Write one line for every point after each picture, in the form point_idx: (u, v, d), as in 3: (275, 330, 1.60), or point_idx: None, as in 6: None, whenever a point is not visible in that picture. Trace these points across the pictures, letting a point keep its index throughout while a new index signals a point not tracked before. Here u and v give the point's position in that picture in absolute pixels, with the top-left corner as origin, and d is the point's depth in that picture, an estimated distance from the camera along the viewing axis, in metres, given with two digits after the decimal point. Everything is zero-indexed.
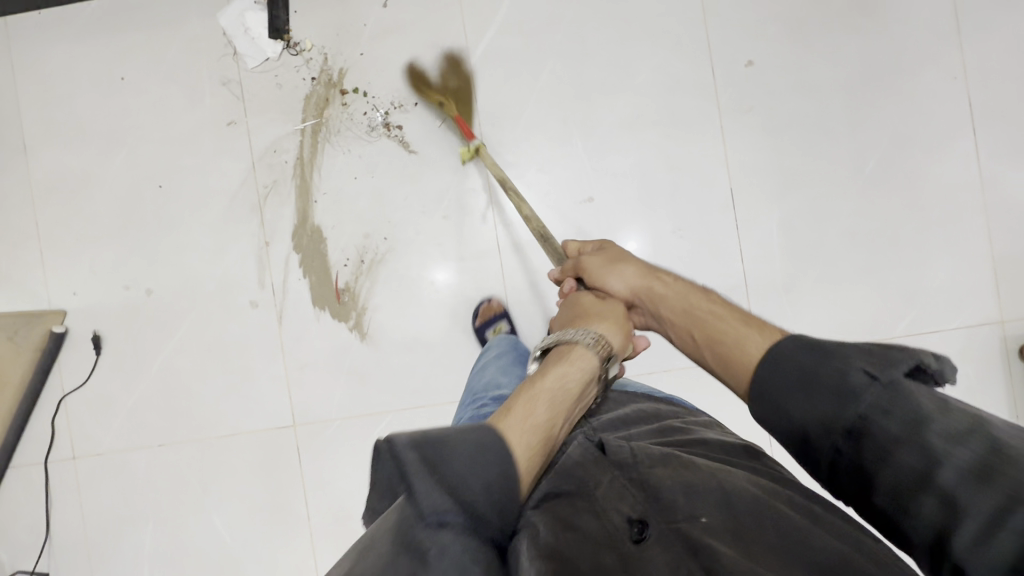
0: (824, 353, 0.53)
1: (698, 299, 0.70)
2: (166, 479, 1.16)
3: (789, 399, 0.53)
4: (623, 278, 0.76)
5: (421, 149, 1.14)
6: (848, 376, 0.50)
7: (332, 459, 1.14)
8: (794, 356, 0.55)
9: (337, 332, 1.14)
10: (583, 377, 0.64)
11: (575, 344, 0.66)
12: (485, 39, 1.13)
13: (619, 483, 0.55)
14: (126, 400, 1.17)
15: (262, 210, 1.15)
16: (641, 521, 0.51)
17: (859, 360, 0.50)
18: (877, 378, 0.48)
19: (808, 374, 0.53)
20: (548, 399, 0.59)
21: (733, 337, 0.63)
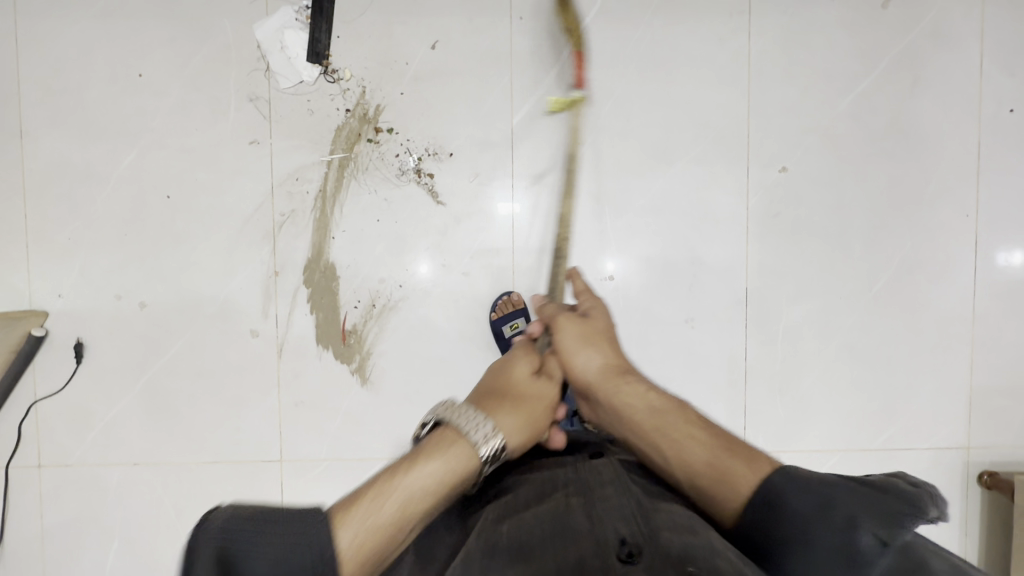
0: (830, 501, 0.49)
1: (667, 413, 0.64)
2: (136, 499, 1.12)
3: (791, 502, 0.51)
4: (592, 363, 0.74)
5: (449, 201, 1.12)
6: (853, 518, 0.47)
7: (316, 500, 1.13)
8: (799, 488, 0.51)
9: (338, 374, 1.12)
10: (450, 484, 0.55)
11: (462, 439, 0.58)
12: (530, 101, 1.12)
13: (628, 507, 0.54)
14: (103, 412, 1.12)
15: (275, 238, 1.11)
16: (634, 547, 0.47)
17: (867, 516, 0.47)
18: (886, 548, 0.45)
19: (808, 509, 0.49)
20: (400, 500, 0.52)
21: (704, 466, 0.57)
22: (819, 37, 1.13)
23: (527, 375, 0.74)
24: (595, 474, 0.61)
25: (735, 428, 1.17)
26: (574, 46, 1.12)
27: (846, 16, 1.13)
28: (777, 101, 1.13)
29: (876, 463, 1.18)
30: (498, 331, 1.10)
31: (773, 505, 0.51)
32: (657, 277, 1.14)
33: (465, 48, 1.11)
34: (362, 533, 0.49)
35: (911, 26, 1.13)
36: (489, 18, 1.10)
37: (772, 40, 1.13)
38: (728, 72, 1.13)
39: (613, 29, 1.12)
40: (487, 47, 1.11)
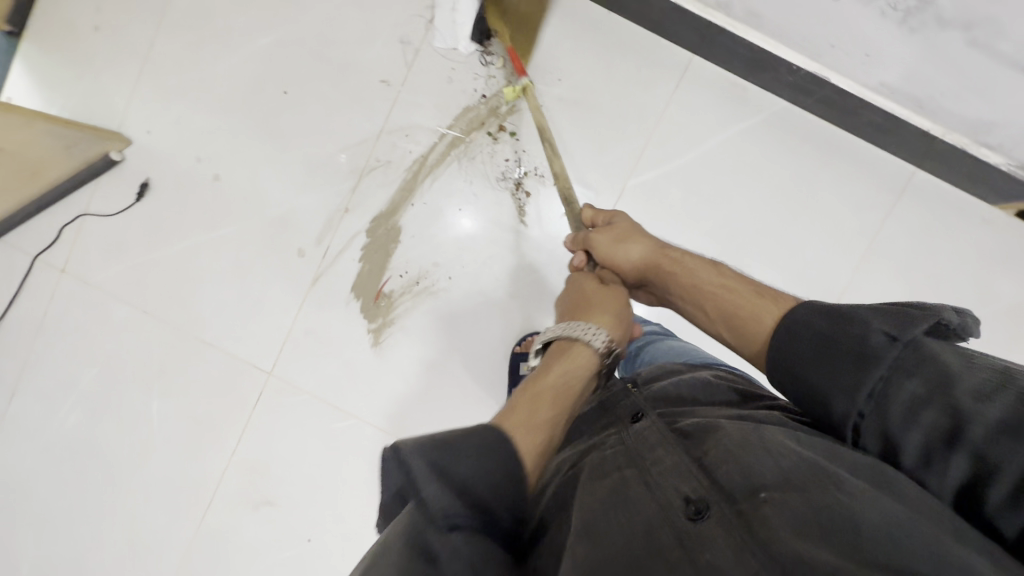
0: (839, 321, 0.57)
1: (708, 274, 0.73)
2: (130, 341, 1.17)
3: (802, 352, 0.58)
4: (635, 252, 0.79)
5: (531, 224, 1.11)
6: (866, 339, 0.54)
7: (283, 423, 1.17)
8: (810, 314, 0.60)
9: (355, 326, 1.14)
10: (581, 381, 0.67)
11: (576, 342, 0.70)
12: (652, 172, 1.09)
13: (679, 464, 0.55)
14: (136, 253, 1.15)
15: (360, 179, 1.11)
16: (700, 503, 0.50)
17: (876, 319, 0.55)
18: (893, 340, 0.52)
19: (817, 345, 0.57)
20: (548, 396, 0.63)
21: (741, 309, 0.68)
22: (950, 252, 1.08)
23: (598, 288, 0.80)
24: (643, 441, 0.61)
25: None
26: (718, 143, 1.08)
27: (987, 244, 1.08)
28: (878, 289, 1.10)
29: None
30: (514, 365, 1.10)
31: (790, 345, 0.60)
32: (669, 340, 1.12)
33: (619, 92, 1.08)
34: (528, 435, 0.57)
35: None
36: (655, 77, 1.07)
37: (905, 231, 1.09)
38: (847, 239, 1.09)
39: (763, 145, 1.08)
40: (638, 103, 1.08)
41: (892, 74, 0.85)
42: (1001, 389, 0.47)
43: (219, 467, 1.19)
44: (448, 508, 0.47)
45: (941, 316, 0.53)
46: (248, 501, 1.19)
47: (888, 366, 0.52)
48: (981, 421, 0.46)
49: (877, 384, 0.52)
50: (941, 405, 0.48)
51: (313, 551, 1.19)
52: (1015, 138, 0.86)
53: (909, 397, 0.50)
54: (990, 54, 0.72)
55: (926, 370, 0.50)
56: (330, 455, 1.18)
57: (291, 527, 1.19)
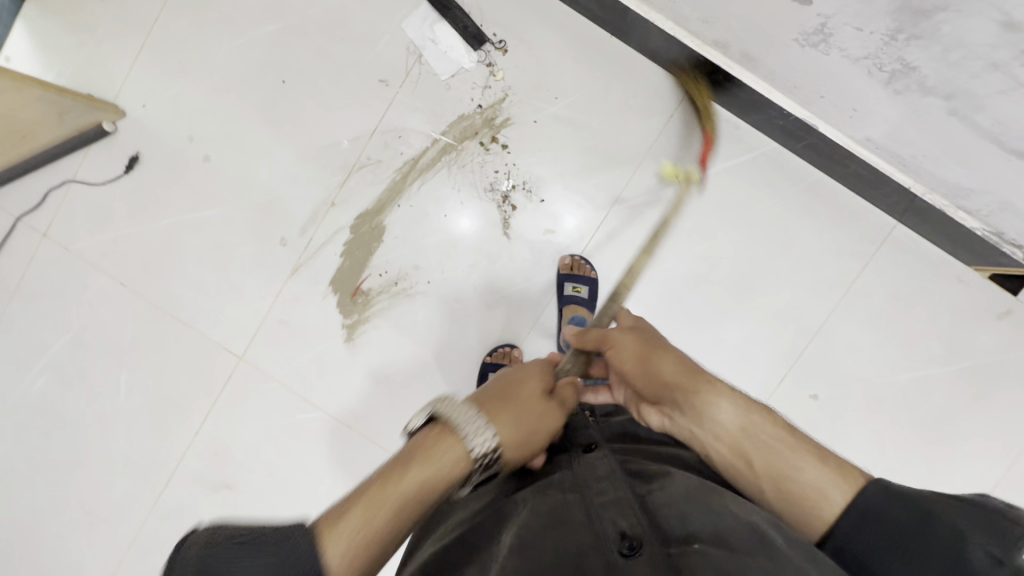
0: (914, 511, 0.52)
1: (755, 417, 0.63)
2: (105, 311, 1.17)
3: (884, 545, 0.52)
4: (665, 364, 0.68)
5: (514, 237, 1.12)
6: (964, 548, 0.48)
7: (249, 408, 1.18)
8: (884, 502, 0.54)
9: (330, 320, 1.15)
10: (449, 480, 0.54)
11: (459, 439, 0.56)
12: (639, 199, 1.10)
13: (621, 499, 0.58)
14: (119, 224, 1.15)
15: (349, 175, 1.12)
16: (635, 539, 0.52)
17: (975, 536, 0.48)
18: (999, 565, 0.45)
19: (887, 545, 0.52)
20: (391, 502, 0.51)
21: (798, 479, 0.58)
22: (922, 307, 1.10)
23: (542, 389, 0.65)
24: (592, 470, 0.65)
25: None
26: (706, 177, 1.09)
27: (959, 304, 1.09)
28: (847, 337, 1.11)
29: None
30: (483, 375, 1.11)
31: (860, 538, 0.54)
32: None
33: (614, 117, 1.09)
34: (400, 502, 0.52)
35: (1008, 350, 1.09)
36: (650, 105, 1.08)
37: (880, 282, 1.10)
38: (823, 284, 1.11)
39: (750, 184, 1.09)
40: (631, 129, 1.09)
41: (878, 131, 0.86)
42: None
43: (181, 445, 1.19)
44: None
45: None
46: (207, 482, 1.20)
47: None
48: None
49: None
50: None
51: (267, 537, 1.20)
52: (991, 207, 0.87)
53: None
54: (968, 126, 0.73)
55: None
56: (292, 445, 1.18)
57: (246, 512, 1.20)
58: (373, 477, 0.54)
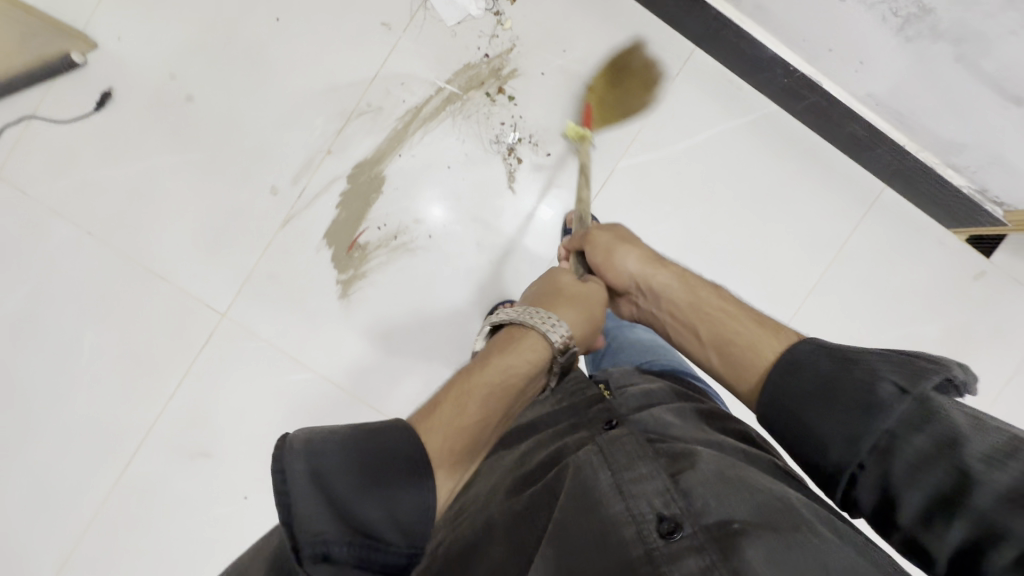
0: (836, 359, 0.57)
1: (702, 296, 0.73)
2: (68, 263, 1.06)
3: (807, 391, 0.57)
4: (631, 256, 0.78)
5: (519, 192, 1.10)
6: (875, 387, 0.52)
7: (231, 368, 1.10)
8: (814, 353, 0.59)
9: (324, 275, 1.09)
10: (528, 373, 0.65)
11: (531, 331, 0.67)
12: (644, 156, 1.10)
13: (654, 478, 0.56)
14: (87, 167, 1.05)
15: (347, 121, 1.06)
16: (674, 520, 0.52)
17: (886, 370, 0.53)
18: (904, 394, 0.50)
19: (818, 390, 0.56)
20: (485, 392, 0.62)
21: (733, 335, 0.68)
22: (907, 268, 1.15)
23: (573, 282, 0.77)
24: (619, 447, 0.61)
25: None
26: (709, 136, 1.10)
27: (939, 266, 1.15)
28: (839, 297, 1.15)
29: None
30: None
31: (791, 380, 0.59)
32: None
33: (620, 73, 1.08)
34: (438, 442, 0.56)
35: (981, 309, 1.16)
36: (657, 62, 1.08)
37: (870, 244, 1.14)
38: (818, 245, 1.14)
39: (752, 145, 1.11)
40: (637, 86, 1.09)
41: (881, 85, 0.90)
42: (1014, 457, 0.44)
43: (153, 412, 1.10)
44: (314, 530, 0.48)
45: (944, 372, 0.51)
46: (183, 450, 1.10)
47: (897, 419, 0.50)
48: (987, 492, 0.43)
49: (883, 440, 0.50)
50: (948, 471, 0.45)
51: (251, 508, 1.12)
52: (980, 162, 0.93)
53: (913, 456, 0.48)
54: (973, 72, 0.77)
55: (935, 431, 0.48)
56: (280, 409, 1.11)
57: (228, 482, 1.12)
58: (451, 386, 0.63)
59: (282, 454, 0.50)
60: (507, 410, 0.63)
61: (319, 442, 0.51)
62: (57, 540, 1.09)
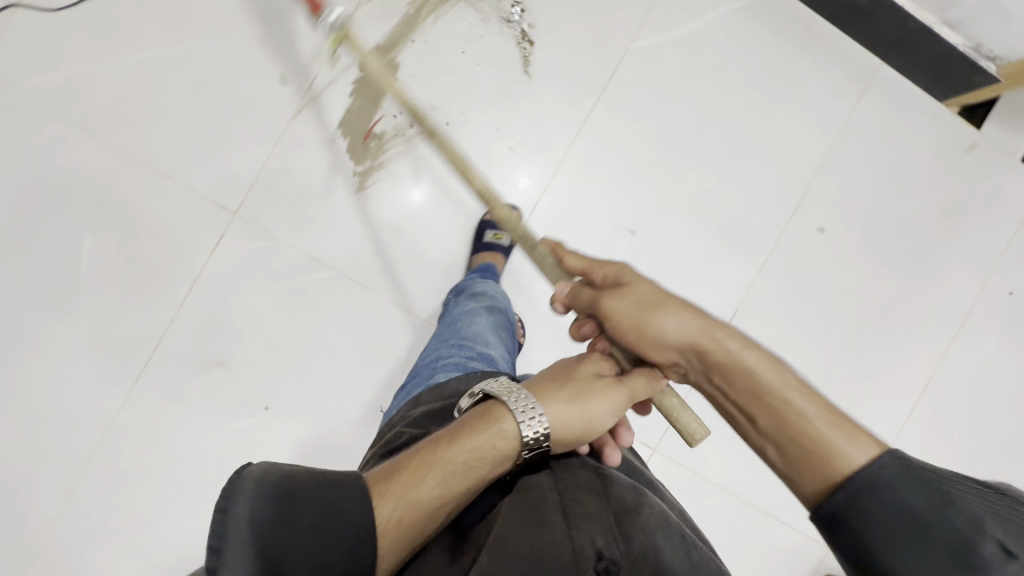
0: (935, 494, 0.44)
1: (761, 377, 0.53)
2: (61, 161, 0.99)
3: (884, 524, 0.44)
4: (672, 322, 0.57)
5: (535, 76, 1.09)
6: (977, 543, 0.41)
7: (244, 270, 1.05)
8: (901, 478, 0.45)
9: (339, 167, 1.06)
10: (496, 461, 0.56)
11: (510, 419, 0.57)
12: (655, 38, 1.12)
13: (601, 513, 0.57)
14: (80, 59, 0.99)
15: (357, 8, 1.05)
16: (611, 560, 0.52)
17: (992, 524, 0.42)
18: (1013, 559, 0.40)
19: (904, 525, 0.43)
20: (447, 474, 0.54)
21: (801, 436, 0.50)
22: (907, 144, 1.19)
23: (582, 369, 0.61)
24: (572, 476, 0.61)
25: (659, 425, 1.14)
26: (717, 16, 1.13)
27: (936, 138, 1.20)
28: (846, 173, 1.18)
29: (752, 524, 1.16)
30: (480, 231, 1.08)
31: (867, 506, 0.45)
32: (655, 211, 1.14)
33: None
34: (392, 516, 0.50)
35: (976, 178, 1.21)
36: None
37: (873, 120, 1.18)
38: (825, 122, 1.17)
39: (756, 25, 1.13)
40: None
41: None
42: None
43: (161, 320, 1.03)
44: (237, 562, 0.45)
45: None
46: (195, 360, 1.04)
47: None
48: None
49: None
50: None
51: (272, 420, 1.06)
52: (973, 10, 1.04)
53: None
54: None
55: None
56: (298, 311, 1.06)
57: (244, 393, 1.05)
58: (422, 454, 0.55)
59: (239, 478, 0.49)
60: (467, 496, 0.55)
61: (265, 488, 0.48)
62: (57, 464, 1.01)
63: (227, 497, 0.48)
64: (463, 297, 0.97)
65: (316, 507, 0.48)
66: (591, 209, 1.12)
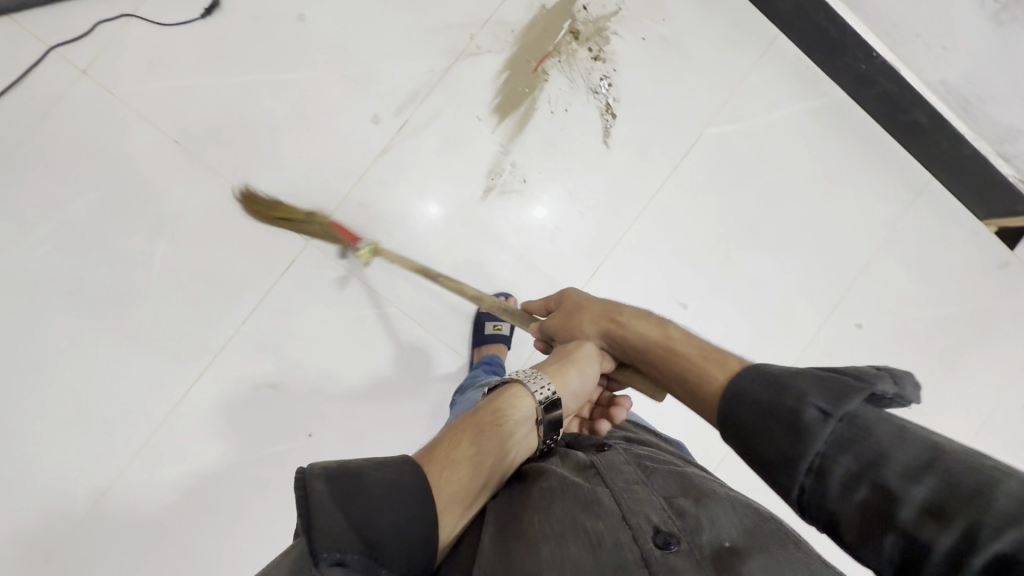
0: (773, 387, 0.52)
1: (660, 331, 0.71)
2: (147, 168, 1.01)
3: (746, 416, 0.53)
4: (588, 320, 0.77)
5: (613, 147, 1.14)
6: (802, 410, 0.48)
7: (308, 296, 1.06)
8: (751, 381, 0.55)
9: (415, 209, 1.09)
10: (521, 422, 0.63)
11: (523, 387, 0.66)
12: (729, 126, 1.17)
13: (650, 496, 0.57)
14: (184, 73, 1.02)
15: (455, 61, 1.09)
16: (670, 534, 0.52)
17: (813, 393, 0.49)
18: (829, 415, 0.47)
19: (758, 414, 0.52)
20: (481, 434, 0.59)
21: (692, 374, 0.64)
22: (949, 253, 1.26)
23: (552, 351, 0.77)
24: (618, 471, 0.61)
25: None
26: (788, 114, 1.19)
27: (973, 253, 1.26)
28: (889, 273, 1.24)
29: None
30: (479, 323, 1.09)
31: (735, 408, 0.55)
32: (705, 294, 1.18)
33: (713, 47, 1.16)
34: (441, 473, 0.54)
35: (1004, 294, 1.28)
36: (745, 42, 1.17)
37: (919, 228, 1.24)
38: (874, 224, 1.23)
39: (822, 125, 1.20)
40: (727, 59, 1.17)
41: (953, 72, 1.08)
42: (932, 468, 0.41)
43: (222, 335, 1.04)
44: (342, 547, 0.44)
45: (869, 385, 0.48)
46: (248, 378, 1.04)
47: (824, 443, 0.46)
48: (909, 504, 0.40)
49: (816, 462, 0.46)
50: (870, 487, 0.42)
51: (313, 446, 1.06)
52: None
53: (844, 474, 0.44)
54: None
55: (858, 448, 0.44)
56: (354, 342, 1.07)
57: (290, 417, 1.05)
58: (458, 424, 0.61)
59: (305, 471, 0.47)
60: (500, 457, 0.60)
61: (336, 473, 0.48)
62: (93, 466, 1.00)
63: (302, 486, 0.46)
64: (481, 368, 1.02)
65: (394, 501, 0.48)
66: (643, 287, 1.16)
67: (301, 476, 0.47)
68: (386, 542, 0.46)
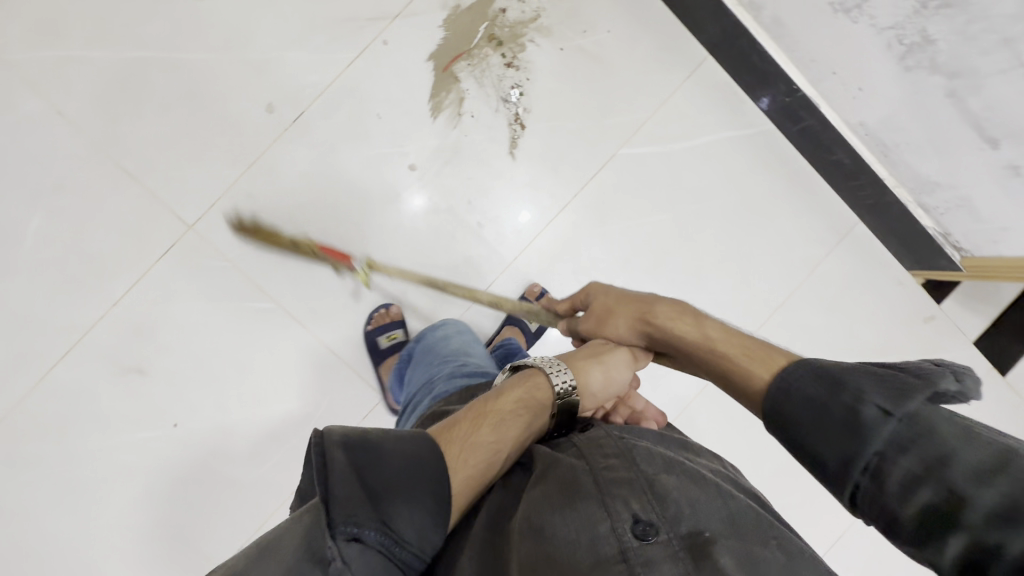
0: (826, 382, 0.49)
1: (704, 327, 0.65)
2: (30, 138, 0.99)
3: (797, 415, 0.49)
4: (621, 323, 0.72)
5: (520, 158, 1.10)
6: (857, 410, 0.45)
7: (187, 282, 1.03)
8: (804, 377, 0.51)
9: (307, 203, 1.05)
10: (536, 413, 0.60)
11: (543, 376, 0.63)
12: (646, 146, 1.13)
13: (631, 477, 0.53)
14: (77, 44, 0.99)
15: (360, 54, 1.05)
16: (648, 523, 0.49)
17: (871, 392, 0.45)
18: (887, 415, 0.43)
19: (807, 408, 0.49)
20: (499, 421, 0.56)
21: (733, 372, 0.59)
22: (872, 301, 1.20)
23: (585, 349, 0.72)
24: (598, 448, 0.57)
25: None
26: (713, 140, 1.14)
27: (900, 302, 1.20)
28: (807, 316, 1.19)
29: None
30: (372, 341, 1.06)
31: (783, 406, 0.51)
32: None
33: (636, 63, 1.12)
34: (457, 456, 0.51)
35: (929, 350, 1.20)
36: (672, 61, 1.12)
37: (842, 270, 1.18)
38: (795, 264, 1.18)
39: (749, 155, 1.15)
40: (650, 78, 1.12)
41: (872, 114, 1.02)
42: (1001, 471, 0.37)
43: (92, 315, 1.01)
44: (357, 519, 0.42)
45: (932, 385, 0.45)
46: (116, 362, 1.02)
47: (882, 442, 0.43)
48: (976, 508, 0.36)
49: (872, 460, 0.43)
50: (934, 488, 0.38)
51: (177, 437, 1.03)
52: (950, 203, 1.05)
53: (903, 475, 0.40)
54: (961, 110, 0.88)
55: (922, 446, 0.40)
56: (232, 334, 1.05)
57: (157, 404, 1.03)
58: (477, 406, 0.58)
59: (324, 436, 0.45)
60: (515, 444, 0.57)
61: (353, 440, 0.45)
62: None
63: (322, 454, 0.44)
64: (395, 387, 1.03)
65: (414, 478, 0.46)
66: None
67: (318, 439, 0.45)
68: (400, 519, 0.44)
